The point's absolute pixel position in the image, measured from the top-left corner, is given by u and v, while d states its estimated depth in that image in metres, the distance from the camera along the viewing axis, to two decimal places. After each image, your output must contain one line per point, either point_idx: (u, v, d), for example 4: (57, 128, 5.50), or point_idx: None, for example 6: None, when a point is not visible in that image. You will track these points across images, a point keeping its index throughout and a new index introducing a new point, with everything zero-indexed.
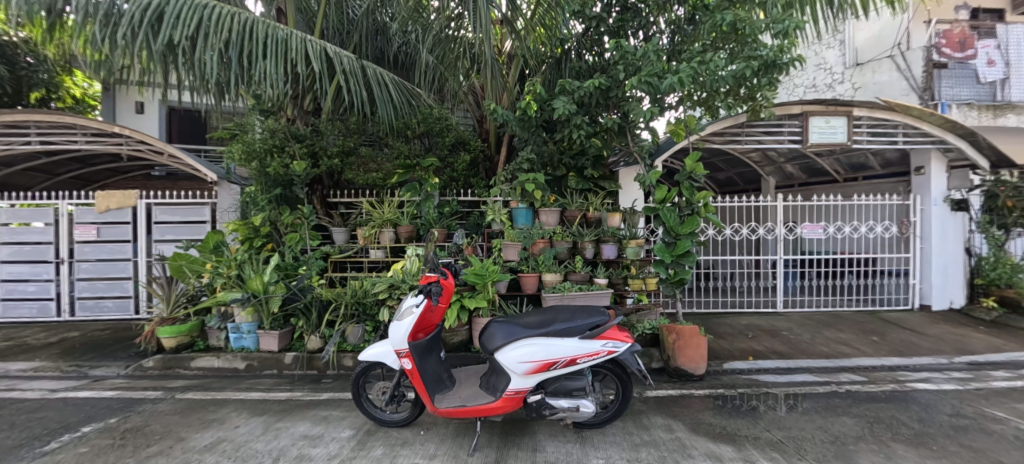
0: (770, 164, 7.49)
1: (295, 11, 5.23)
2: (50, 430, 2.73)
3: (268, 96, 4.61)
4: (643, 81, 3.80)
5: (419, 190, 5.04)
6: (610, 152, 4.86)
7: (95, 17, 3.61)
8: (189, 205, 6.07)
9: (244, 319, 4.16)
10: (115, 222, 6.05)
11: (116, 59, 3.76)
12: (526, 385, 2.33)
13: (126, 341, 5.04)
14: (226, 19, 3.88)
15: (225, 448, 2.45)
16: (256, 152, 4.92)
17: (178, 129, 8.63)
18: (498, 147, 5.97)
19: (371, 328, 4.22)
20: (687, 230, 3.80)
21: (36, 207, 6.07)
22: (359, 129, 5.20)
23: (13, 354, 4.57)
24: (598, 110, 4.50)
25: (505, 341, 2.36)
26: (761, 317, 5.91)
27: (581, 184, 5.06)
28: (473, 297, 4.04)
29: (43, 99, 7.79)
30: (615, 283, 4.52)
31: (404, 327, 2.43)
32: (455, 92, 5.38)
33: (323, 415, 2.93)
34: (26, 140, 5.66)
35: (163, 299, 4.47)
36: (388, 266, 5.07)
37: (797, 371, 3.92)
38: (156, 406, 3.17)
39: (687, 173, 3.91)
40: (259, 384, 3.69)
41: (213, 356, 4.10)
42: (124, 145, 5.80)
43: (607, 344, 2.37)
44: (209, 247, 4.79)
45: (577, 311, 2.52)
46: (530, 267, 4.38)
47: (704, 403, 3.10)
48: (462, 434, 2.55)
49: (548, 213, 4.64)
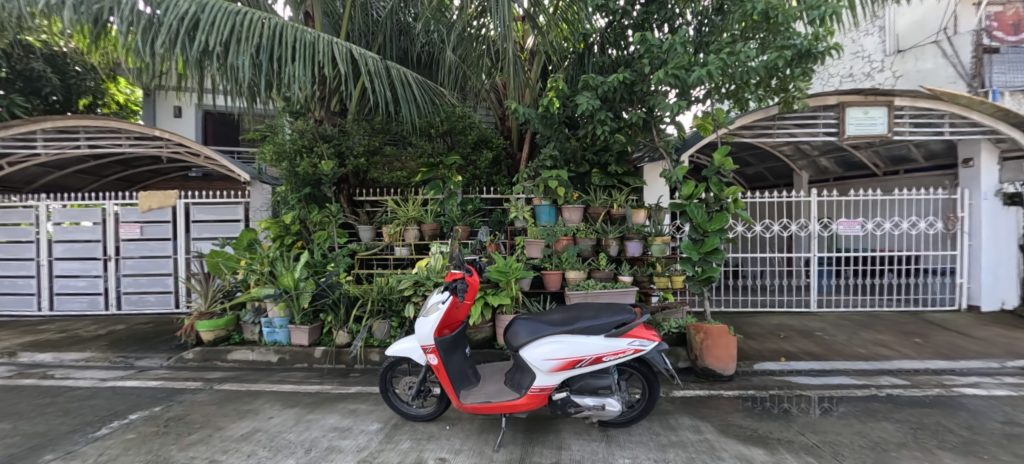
0: (803, 158, 7.19)
1: (322, 15, 5.37)
2: (100, 417, 2.91)
3: (298, 99, 4.72)
4: (670, 74, 3.70)
5: (442, 188, 5.12)
6: (634, 148, 4.80)
7: (136, 26, 3.75)
8: (224, 205, 6.33)
9: (277, 314, 4.31)
10: (157, 221, 6.39)
11: (156, 66, 3.90)
12: (551, 383, 2.33)
13: (166, 334, 5.29)
14: (257, 24, 4.01)
15: (260, 437, 2.55)
16: (287, 153, 5.09)
17: (213, 131, 9.01)
18: (520, 145, 5.97)
19: (397, 324, 4.26)
20: (716, 226, 3.69)
21: (84, 207, 6.45)
22: (383, 129, 5.31)
23: (65, 345, 4.87)
24: (622, 106, 4.44)
25: (529, 339, 2.36)
26: (793, 316, 5.71)
27: (605, 181, 4.99)
28: (496, 295, 4.03)
29: (90, 106, 8.29)
30: (640, 281, 4.43)
31: (430, 323, 2.45)
32: (478, 90, 5.44)
33: (351, 408, 3.01)
34: (76, 145, 6.00)
35: (201, 294, 4.69)
36: (413, 264, 5.16)
37: (833, 374, 3.76)
38: (196, 396, 3.33)
39: (715, 168, 3.79)
40: (290, 377, 3.82)
41: (247, 349, 4.27)
42: (163, 147, 6.08)
43: (633, 343, 2.33)
44: (243, 244, 4.90)
45: (602, 309, 2.50)
46: (553, 264, 4.35)
47: (733, 405, 3.02)
48: (487, 430, 2.57)
49: (571, 210, 4.62)
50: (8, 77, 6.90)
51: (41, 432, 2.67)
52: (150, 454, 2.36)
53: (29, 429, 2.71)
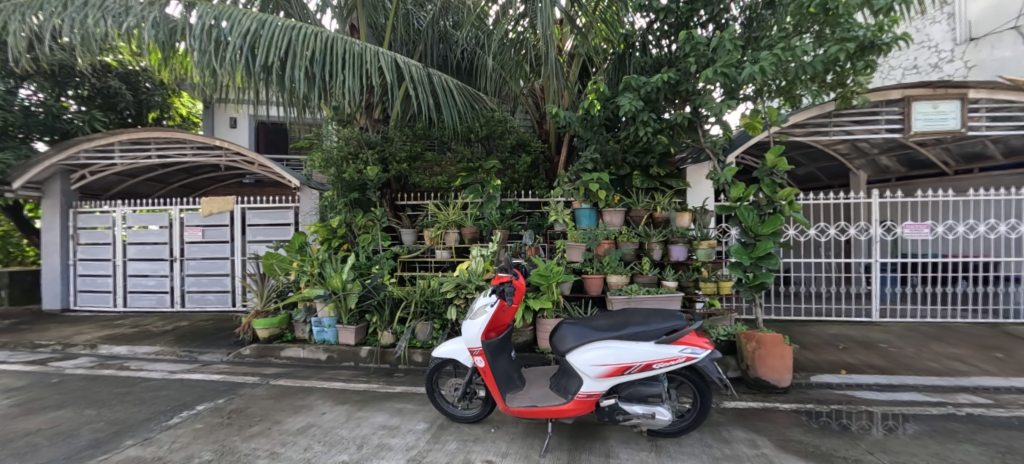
0: (861, 156, 6.72)
1: (367, 27, 5.60)
2: (172, 407, 3.14)
3: (346, 108, 4.93)
4: (719, 72, 3.57)
5: (482, 192, 5.25)
6: (678, 149, 4.68)
7: (205, 44, 4.00)
8: (276, 209, 6.70)
9: (326, 313, 4.50)
10: (217, 225, 6.84)
11: (220, 80, 4.17)
12: (599, 389, 2.29)
13: (225, 331, 5.65)
14: (311, 38, 4.23)
15: (315, 432, 2.67)
16: (334, 159, 5.32)
17: (264, 140, 9.58)
18: (559, 148, 5.95)
19: (439, 326, 4.34)
20: (770, 230, 3.51)
21: (153, 212, 7.04)
22: (425, 134, 5.45)
23: (139, 339, 5.31)
24: (665, 106, 4.36)
25: (576, 344, 2.34)
26: (853, 326, 5.33)
27: (646, 183, 4.89)
28: (537, 299, 4.02)
29: (158, 119, 8.88)
30: (685, 286, 4.33)
31: (477, 325, 2.48)
32: (516, 95, 5.50)
33: (398, 407, 3.08)
34: (147, 155, 6.52)
35: (258, 294, 4.97)
36: (453, 266, 5.25)
37: (901, 389, 3.48)
38: (254, 390, 3.52)
39: (768, 168, 3.61)
40: (339, 375, 3.97)
41: (298, 347, 4.48)
42: (222, 157, 6.51)
43: (685, 350, 2.25)
44: (295, 247, 5.21)
45: (651, 315, 2.43)
46: (595, 268, 4.30)
47: (790, 419, 2.86)
48: (533, 434, 2.56)
49: (613, 213, 4.54)
50: (89, 94, 7.74)
51: (121, 419, 2.91)
52: (217, 443, 2.52)
53: (111, 416, 2.96)
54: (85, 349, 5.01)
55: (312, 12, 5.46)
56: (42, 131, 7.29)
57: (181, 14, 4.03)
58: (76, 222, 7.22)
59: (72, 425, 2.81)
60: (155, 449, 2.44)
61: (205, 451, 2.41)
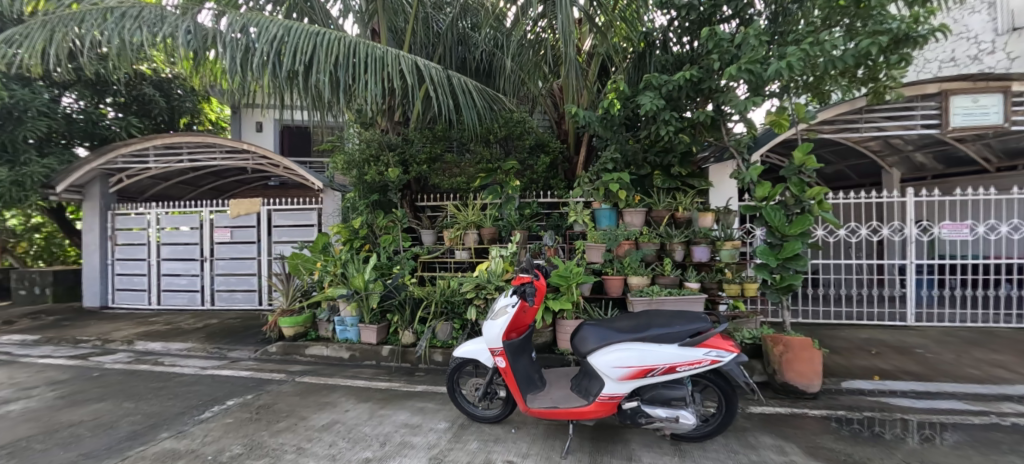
0: (894, 153, 6.45)
1: (387, 31, 5.68)
2: (204, 401, 3.26)
3: (368, 111, 5.02)
4: (743, 68, 3.48)
5: (501, 193, 5.27)
6: (700, 147, 4.59)
7: (234, 51, 4.12)
8: (300, 211, 6.87)
9: (349, 313, 4.59)
10: (244, 226, 7.06)
11: (248, 86, 4.30)
12: (621, 391, 2.27)
13: (252, 328, 5.83)
14: (334, 43, 4.33)
15: (339, 429, 2.72)
16: (356, 162, 5.42)
17: (289, 142, 9.90)
18: (578, 148, 5.92)
19: (459, 326, 4.37)
20: (798, 230, 3.40)
21: (184, 214, 7.32)
22: (444, 136, 5.50)
23: (172, 336, 5.52)
24: (687, 104, 4.29)
25: (597, 345, 2.33)
26: (886, 330, 5.12)
27: (668, 183, 4.81)
28: (557, 299, 4.00)
29: (189, 124, 9.19)
30: (708, 287, 4.25)
31: (498, 326, 2.49)
32: (535, 95, 5.50)
33: (419, 406, 3.12)
34: (180, 159, 6.78)
35: (283, 293, 5.10)
36: (472, 267, 5.28)
37: (939, 397, 3.32)
38: (281, 387, 3.62)
39: (796, 167, 3.51)
40: (362, 373, 4.04)
41: (322, 345, 4.58)
42: (249, 160, 6.71)
43: (710, 353, 2.20)
44: (318, 247, 5.29)
45: (675, 317, 2.39)
46: (615, 269, 4.25)
47: (820, 425, 2.76)
48: (553, 436, 2.55)
49: (633, 214, 4.49)
50: (126, 101, 8.11)
51: (157, 412, 3.04)
52: (246, 438, 2.60)
53: (148, 409, 3.10)
54: (123, 345, 5.25)
55: (335, 17, 5.57)
56: (83, 137, 7.69)
57: (212, 24, 4.18)
58: (114, 224, 7.57)
59: (112, 418, 2.95)
60: (188, 442, 2.54)
61: (235, 445, 2.49)
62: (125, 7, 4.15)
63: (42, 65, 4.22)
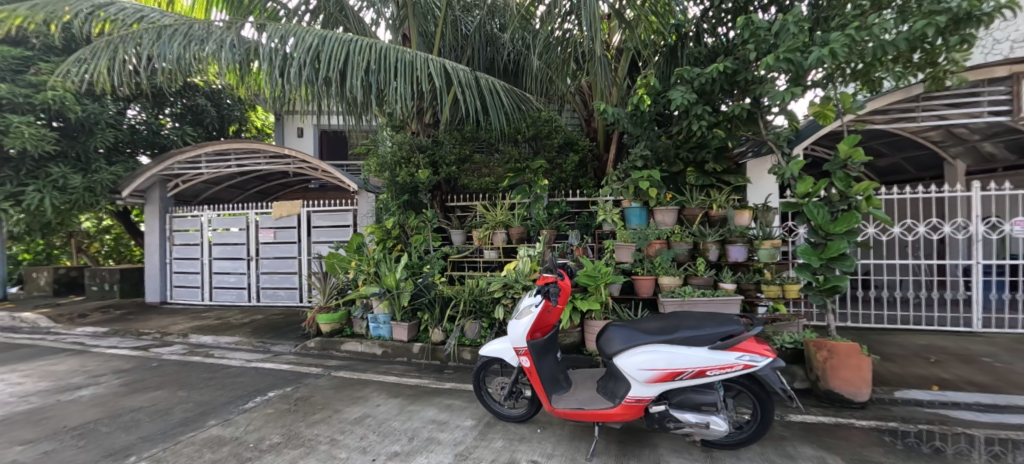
0: (958, 143, 5.91)
1: (418, 36, 5.81)
2: (248, 392, 3.46)
3: (399, 114, 5.15)
4: (782, 58, 3.31)
5: (529, 192, 5.26)
6: (737, 142, 4.39)
7: (273, 61, 4.32)
8: (337, 212, 7.16)
9: (381, 310, 4.73)
10: (286, 227, 7.44)
11: (287, 94, 4.51)
12: (648, 394, 2.22)
13: (293, 324, 6.13)
14: (366, 49, 4.48)
15: (370, 422, 2.82)
16: (389, 164, 5.57)
17: (327, 147, 10.38)
18: (608, 146, 5.82)
19: (487, 324, 4.41)
20: (843, 229, 3.19)
21: (233, 216, 7.81)
22: (473, 137, 5.56)
23: (222, 330, 5.91)
24: (721, 98, 4.14)
25: (624, 346, 2.27)
26: (948, 337, 4.69)
27: (701, 179, 4.63)
28: (585, 299, 3.95)
29: (237, 131, 9.81)
30: (745, 289, 4.07)
31: (523, 325, 2.49)
32: (563, 94, 5.47)
33: (447, 403, 3.17)
34: (228, 165, 7.23)
35: (321, 291, 5.33)
36: (501, 266, 5.32)
37: (1009, 411, 3.01)
38: (318, 380, 3.79)
39: (841, 161, 3.30)
40: (393, 369, 4.16)
41: (357, 341, 4.75)
42: (291, 164, 7.07)
43: (742, 358, 2.11)
44: (353, 247, 5.47)
45: (705, 319, 2.30)
46: (645, 269, 4.16)
47: (868, 437, 2.57)
48: (579, 437, 2.52)
49: (664, 212, 4.37)
50: (182, 112, 8.77)
51: (207, 401, 3.26)
52: (285, 427, 2.74)
53: (198, 398, 3.33)
54: (179, 338, 5.66)
55: (367, 25, 5.75)
56: (146, 146, 8.30)
57: (255, 37, 4.42)
58: (172, 225, 8.17)
59: (168, 404, 3.20)
60: (233, 430, 2.71)
61: (275, 434, 2.64)
62: (176, 25, 4.46)
63: (107, 80, 4.62)
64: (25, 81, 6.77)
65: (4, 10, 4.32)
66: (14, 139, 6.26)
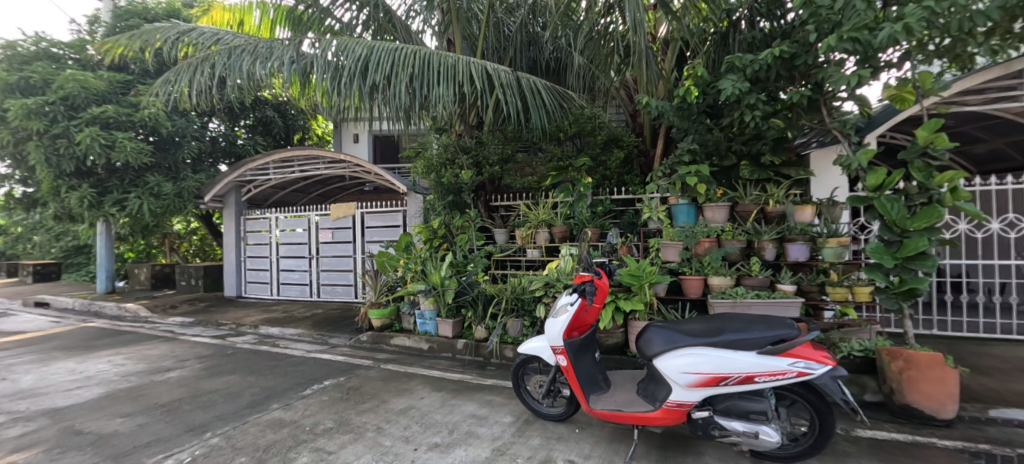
0: None
1: (461, 40, 5.94)
2: (307, 380, 3.75)
3: (443, 117, 5.30)
4: (846, 38, 3.03)
5: (572, 190, 5.19)
6: (798, 133, 4.05)
7: (327, 72, 4.62)
8: (389, 213, 7.51)
9: (427, 307, 4.90)
10: (343, 227, 7.94)
11: (340, 103, 4.81)
12: (690, 399, 2.12)
13: (349, 319, 6.52)
14: (411, 56, 4.68)
15: (414, 413, 2.94)
16: (435, 166, 5.74)
17: (380, 151, 10.91)
18: (654, 141, 5.62)
19: (529, 323, 4.43)
20: (922, 224, 2.85)
21: (297, 218, 8.45)
22: (515, 137, 5.60)
23: (287, 322, 6.42)
24: (779, 85, 3.86)
25: (664, 348, 2.21)
26: None
27: (757, 174, 4.30)
28: (628, 300, 3.84)
29: (301, 140, 10.62)
30: (806, 291, 3.75)
31: (559, 324, 2.49)
32: (607, 89, 5.36)
33: (487, 399, 3.23)
34: (292, 170, 7.83)
35: (373, 288, 5.63)
36: (544, 265, 5.32)
37: None
38: (368, 372, 4.01)
39: (919, 147, 2.94)
40: (438, 364, 4.31)
41: (405, 336, 4.96)
42: (347, 168, 7.51)
43: (796, 364, 1.95)
44: (402, 246, 5.70)
45: (754, 322, 2.16)
46: (693, 268, 3.98)
47: (952, 459, 2.28)
48: (618, 440, 2.46)
49: (715, 209, 4.15)
50: (254, 123, 9.65)
51: (271, 386, 3.57)
52: (337, 414, 2.94)
53: (264, 383, 3.65)
54: (251, 329, 6.24)
55: (415, 33, 5.99)
56: (224, 155, 9.28)
57: (312, 51, 4.77)
58: (246, 227, 8.99)
59: (239, 388, 3.54)
60: (292, 413, 2.95)
61: (328, 420, 2.84)
62: (244, 45, 4.91)
63: (190, 98, 5.19)
64: (128, 102, 7.79)
65: (111, 41, 5.01)
66: (119, 153, 7.24)
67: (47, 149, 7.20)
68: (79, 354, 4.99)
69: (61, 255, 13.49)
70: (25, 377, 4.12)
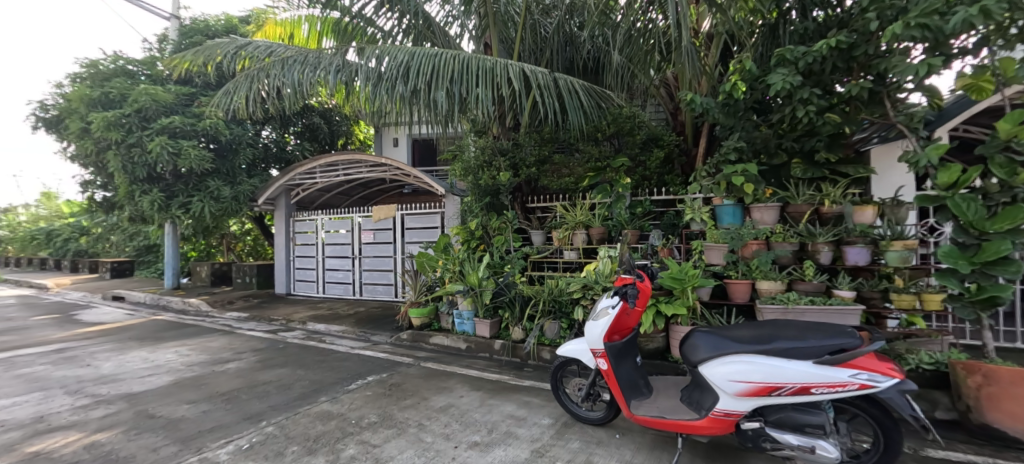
0: None
1: (498, 43, 5.99)
2: (351, 375, 3.91)
3: (481, 120, 5.36)
4: (914, 25, 2.82)
5: (610, 191, 5.11)
6: (856, 128, 3.79)
7: (370, 79, 4.80)
8: (427, 214, 7.70)
9: (465, 307, 4.98)
10: (384, 228, 8.22)
11: (383, 107, 4.97)
12: (739, 409, 2.03)
13: (389, 317, 6.74)
14: (451, 61, 4.78)
15: (453, 411, 3.00)
16: (472, 168, 5.81)
17: (419, 154, 11.22)
18: (697, 139, 5.43)
19: (567, 325, 4.41)
20: (1004, 225, 2.59)
21: (341, 219, 8.83)
22: (552, 138, 5.58)
23: (332, 319, 6.72)
24: (836, 77, 3.63)
25: (710, 355, 2.12)
26: None
27: (811, 172, 4.06)
28: (670, 303, 3.72)
29: (345, 144, 11.09)
30: (867, 297, 3.50)
31: (600, 327, 2.46)
32: (647, 87, 5.27)
33: (526, 400, 3.24)
34: (337, 174, 8.19)
35: (412, 287, 5.79)
36: (581, 267, 5.27)
37: None
38: (409, 369, 4.13)
39: (1000, 142, 2.72)
40: (476, 363, 4.37)
41: (444, 335, 5.07)
42: (387, 172, 7.77)
43: (858, 376, 1.82)
44: (441, 247, 5.82)
45: (810, 329, 2.04)
46: (740, 272, 3.81)
47: None
48: (661, 447, 2.40)
49: (764, 210, 3.94)
50: (302, 130, 10.20)
51: (319, 380, 3.75)
52: (380, 409, 3.04)
53: (313, 377, 3.84)
54: (299, 325, 6.58)
55: (453, 38, 6.12)
56: (276, 161, 9.87)
57: (356, 59, 4.97)
58: (294, 228, 9.49)
59: (290, 381, 3.74)
60: (338, 407, 3.09)
61: (372, 415, 2.94)
62: (296, 56, 5.19)
63: (246, 108, 5.55)
64: (192, 113, 8.44)
65: (178, 57, 5.44)
66: (185, 160, 7.87)
67: (124, 158, 7.93)
68: (150, 344, 5.45)
69: (135, 253, 14.79)
70: (105, 363, 4.55)
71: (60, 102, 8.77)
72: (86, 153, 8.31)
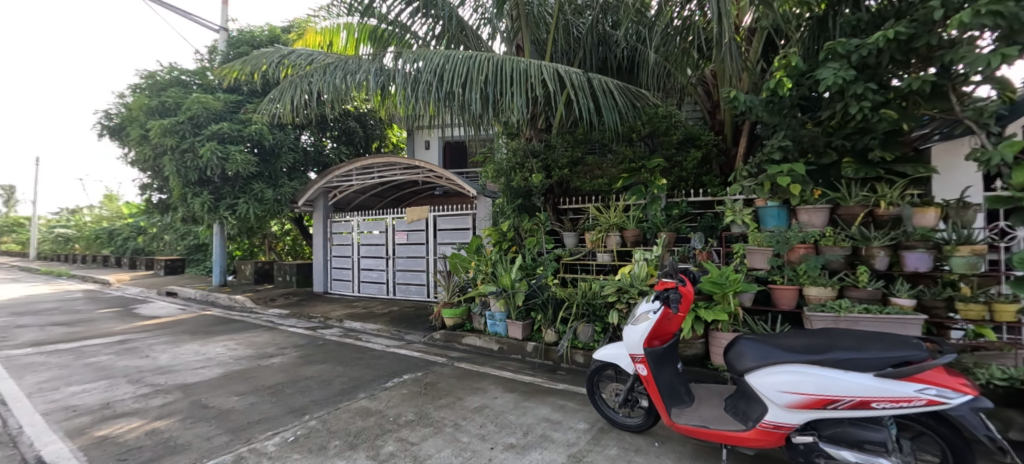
0: None
1: (531, 44, 5.99)
2: (388, 373, 4.00)
3: (513, 122, 5.37)
4: (986, 12, 2.60)
5: (645, 193, 4.99)
6: (915, 124, 3.54)
7: (406, 83, 4.91)
8: (459, 216, 7.80)
9: (498, 308, 5.01)
10: (417, 229, 8.38)
11: (418, 111, 5.08)
12: (790, 422, 1.93)
13: (422, 317, 6.87)
14: (484, 63, 4.82)
15: (488, 412, 3.02)
16: (504, 170, 5.82)
17: (449, 156, 11.38)
18: (737, 139, 5.25)
19: (601, 329, 4.36)
20: None
21: (375, 220, 9.08)
22: (585, 139, 5.53)
23: (367, 318, 6.91)
24: (893, 70, 3.41)
25: (758, 364, 2.04)
26: None
27: (863, 171, 3.81)
28: (710, 309, 3.60)
29: (379, 147, 11.40)
30: (929, 306, 3.27)
31: (640, 331, 2.41)
32: (684, 86, 5.17)
33: (560, 403, 3.21)
34: (372, 176, 8.43)
35: (445, 288, 5.87)
36: (615, 270, 5.19)
37: None
38: (443, 369, 4.19)
39: None
40: (509, 365, 4.38)
41: (476, 336, 5.11)
42: (420, 174, 7.92)
43: (925, 391, 1.69)
44: (473, 248, 5.87)
45: (869, 340, 1.92)
46: (785, 277, 3.65)
47: None
48: (703, 458, 2.32)
49: (811, 212, 3.75)
50: (338, 134, 10.56)
51: (358, 377, 3.86)
52: (417, 408, 3.10)
53: (352, 374, 3.96)
54: (337, 323, 6.80)
55: (485, 41, 6.17)
56: (314, 164, 10.28)
57: (392, 64, 5.09)
58: (331, 229, 9.83)
59: (330, 377, 3.88)
60: (377, 404, 3.17)
61: (409, 413, 3.00)
62: (335, 63, 5.38)
63: (289, 114, 5.80)
64: (238, 119, 8.91)
65: (228, 67, 5.75)
66: (232, 164, 8.32)
67: (178, 162, 8.47)
68: (201, 338, 5.78)
69: (186, 252, 15.74)
70: (162, 355, 4.86)
71: (122, 111, 9.46)
72: (144, 159, 8.93)
